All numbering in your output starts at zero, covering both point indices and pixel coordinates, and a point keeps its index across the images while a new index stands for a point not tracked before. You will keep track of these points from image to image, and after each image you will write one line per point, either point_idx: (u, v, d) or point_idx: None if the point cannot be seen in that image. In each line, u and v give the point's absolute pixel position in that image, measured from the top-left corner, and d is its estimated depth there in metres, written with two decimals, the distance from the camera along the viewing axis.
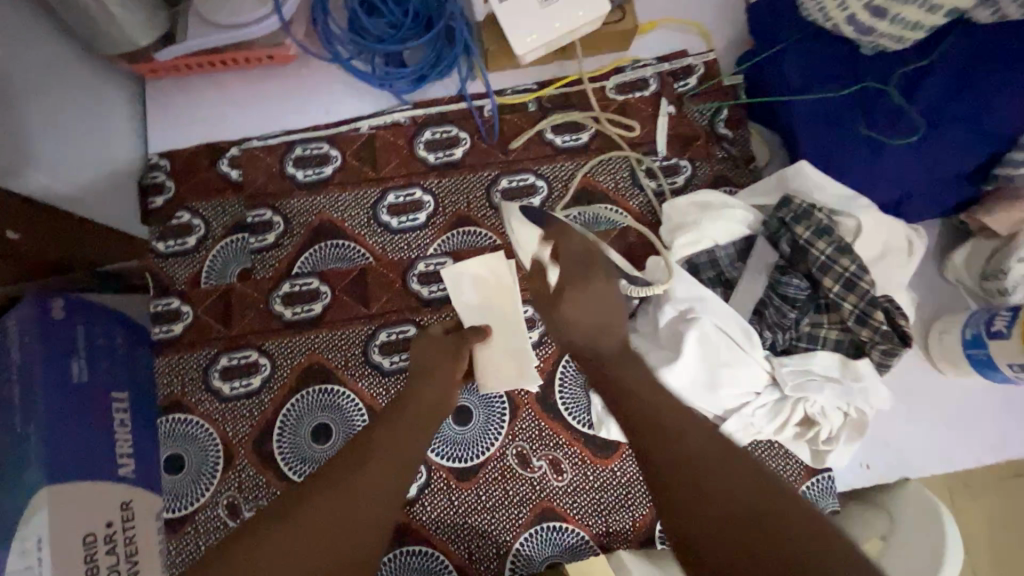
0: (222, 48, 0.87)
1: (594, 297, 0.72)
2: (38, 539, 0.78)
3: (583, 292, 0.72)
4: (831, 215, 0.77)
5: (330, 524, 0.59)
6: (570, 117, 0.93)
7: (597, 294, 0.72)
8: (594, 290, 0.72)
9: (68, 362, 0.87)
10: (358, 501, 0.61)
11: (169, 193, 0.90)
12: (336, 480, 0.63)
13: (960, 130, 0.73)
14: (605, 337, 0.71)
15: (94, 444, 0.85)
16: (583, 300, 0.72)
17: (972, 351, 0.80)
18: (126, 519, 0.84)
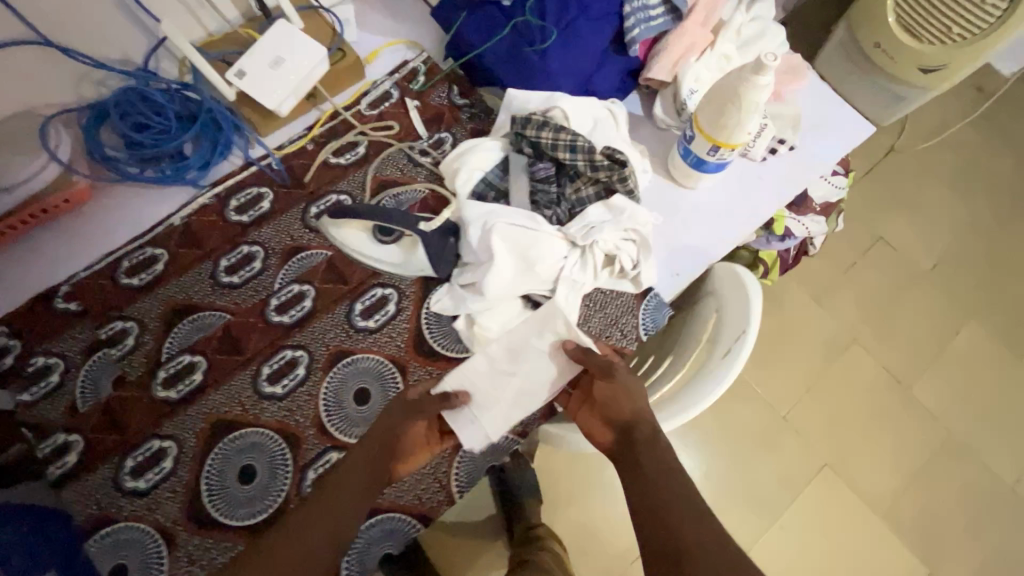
0: (17, 209, 0.98)
1: (638, 394, 0.87)
2: None
3: (624, 386, 0.88)
4: (544, 113, 1.01)
5: (299, 553, 0.73)
6: (343, 140, 1.13)
7: (638, 389, 0.87)
8: (632, 387, 0.88)
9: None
10: (313, 535, 0.75)
11: (15, 348, 0.95)
12: (325, 516, 0.77)
13: (584, 23, 1.01)
14: (635, 415, 0.85)
15: None
16: (627, 396, 0.87)
17: (687, 159, 1.07)
18: None
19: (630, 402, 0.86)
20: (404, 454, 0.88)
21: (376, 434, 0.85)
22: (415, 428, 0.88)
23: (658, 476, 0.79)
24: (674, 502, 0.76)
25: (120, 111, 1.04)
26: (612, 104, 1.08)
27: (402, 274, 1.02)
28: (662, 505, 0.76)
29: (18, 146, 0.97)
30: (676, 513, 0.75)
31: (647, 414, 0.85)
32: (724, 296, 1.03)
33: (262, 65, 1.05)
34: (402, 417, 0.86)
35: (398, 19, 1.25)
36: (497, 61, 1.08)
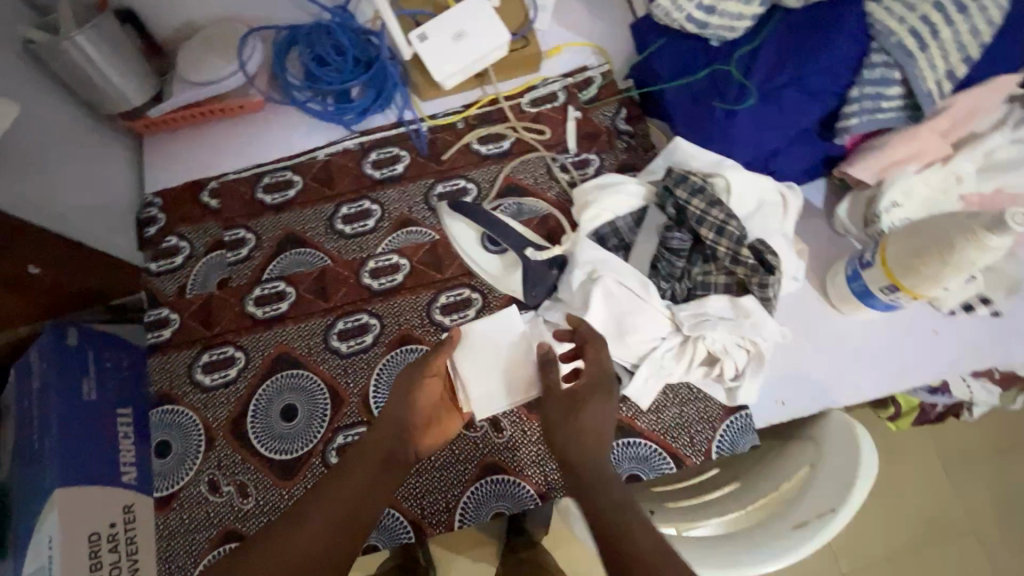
0: (200, 102, 1.07)
1: (599, 414, 0.74)
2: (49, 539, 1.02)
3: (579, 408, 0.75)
4: (705, 177, 0.89)
5: (323, 512, 0.71)
6: (492, 129, 1.09)
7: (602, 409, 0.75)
8: (596, 403, 0.75)
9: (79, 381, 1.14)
10: (322, 520, 0.70)
11: (159, 223, 1.08)
12: (339, 485, 0.74)
13: (795, 93, 0.85)
14: (589, 437, 0.72)
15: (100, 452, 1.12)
16: (580, 421, 0.74)
17: (853, 284, 0.89)
18: (126, 520, 1.11)
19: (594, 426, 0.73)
20: (427, 429, 0.84)
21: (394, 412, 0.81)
22: (431, 395, 0.84)
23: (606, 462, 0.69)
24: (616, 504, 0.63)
25: (310, 41, 1.10)
26: (789, 190, 0.92)
27: (494, 286, 0.99)
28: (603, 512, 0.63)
29: (219, 46, 1.06)
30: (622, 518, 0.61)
31: (599, 437, 0.73)
32: (828, 449, 0.87)
33: (445, 34, 1.04)
34: (415, 386, 0.82)
35: (594, 20, 1.17)
36: (677, 102, 0.95)
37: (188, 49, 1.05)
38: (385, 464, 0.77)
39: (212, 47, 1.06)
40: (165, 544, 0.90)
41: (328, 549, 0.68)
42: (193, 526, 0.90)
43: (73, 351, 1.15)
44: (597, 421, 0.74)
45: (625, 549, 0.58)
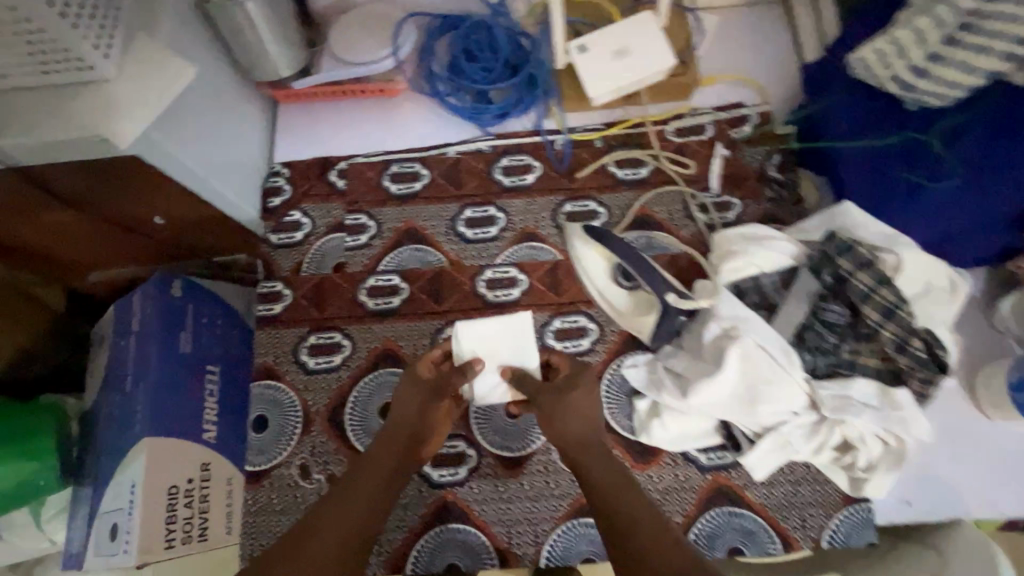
0: (344, 81, 1.05)
1: (580, 411, 0.80)
2: (134, 482, 1.02)
3: (557, 405, 0.80)
4: (873, 250, 0.83)
5: (343, 515, 0.73)
6: (632, 154, 1.04)
7: (583, 406, 0.80)
8: (574, 403, 0.80)
9: (177, 333, 1.12)
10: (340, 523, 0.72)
11: (284, 194, 1.07)
12: (346, 493, 0.75)
13: (1004, 179, 0.77)
14: (573, 431, 0.79)
15: (186, 409, 1.09)
16: (562, 416, 0.79)
17: (1018, 395, 0.82)
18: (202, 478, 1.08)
19: (577, 419, 0.79)
20: (430, 439, 0.83)
21: (400, 430, 0.80)
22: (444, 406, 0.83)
23: (597, 453, 0.78)
24: (617, 494, 0.74)
25: (463, 35, 1.07)
26: (959, 279, 0.84)
27: (613, 319, 0.95)
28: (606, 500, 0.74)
29: (375, 28, 1.04)
30: (626, 511, 0.72)
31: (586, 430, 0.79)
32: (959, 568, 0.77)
33: (607, 50, 0.99)
34: (416, 397, 0.81)
35: (754, 56, 1.11)
36: (852, 162, 0.89)
37: (343, 27, 1.04)
38: (390, 473, 0.78)
39: (367, 27, 1.04)
40: (252, 519, 0.90)
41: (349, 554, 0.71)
42: (280, 507, 0.90)
43: (174, 303, 1.14)
44: (579, 414, 0.80)
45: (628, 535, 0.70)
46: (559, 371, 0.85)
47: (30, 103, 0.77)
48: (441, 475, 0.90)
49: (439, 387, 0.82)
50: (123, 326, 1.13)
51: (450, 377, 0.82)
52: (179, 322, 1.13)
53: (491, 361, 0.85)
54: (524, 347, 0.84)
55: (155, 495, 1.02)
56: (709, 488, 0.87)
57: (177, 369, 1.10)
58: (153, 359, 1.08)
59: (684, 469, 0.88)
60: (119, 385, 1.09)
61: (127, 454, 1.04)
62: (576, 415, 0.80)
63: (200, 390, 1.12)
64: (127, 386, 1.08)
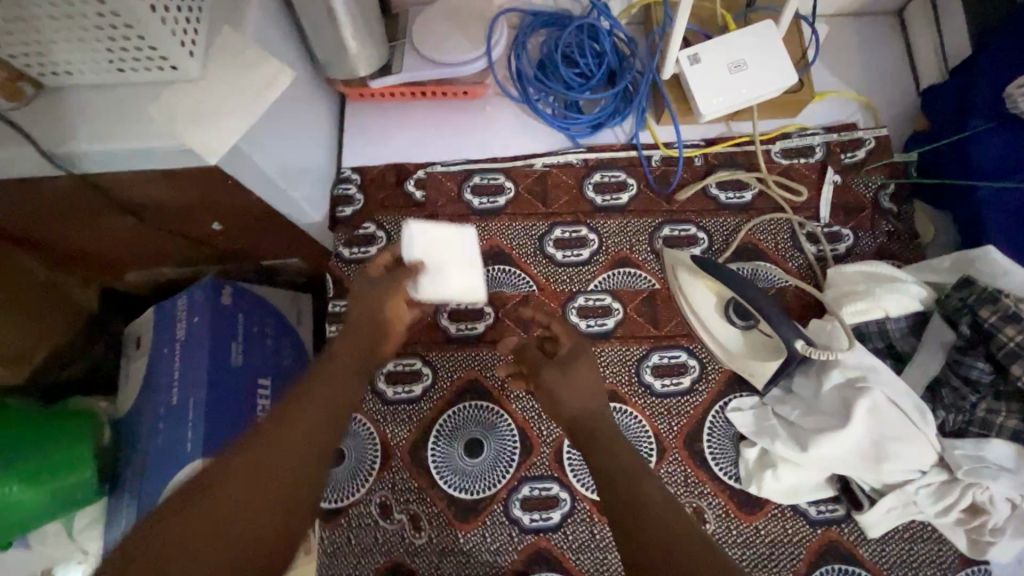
0: (426, 82, 0.95)
1: (586, 386, 0.71)
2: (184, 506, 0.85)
3: (561, 378, 0.72)
4: (1018, 302, 0.77)
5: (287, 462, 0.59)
6: (736, 175, 0.96)
7: (588, 382, 0.72)
8: (576, 373, 0.72)
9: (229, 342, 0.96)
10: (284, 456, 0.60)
11: (355, 205, 0.99)
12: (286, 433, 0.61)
13: None
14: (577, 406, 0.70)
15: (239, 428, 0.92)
16: (565, 392, 0.71)
17: None
18: None
19: (584, 395, 0.71)
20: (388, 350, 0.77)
21: (361, 342, 0.73)
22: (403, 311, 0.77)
23: (606, 433, 0.68)
24: (621, 471, 0.63)
25: (558, 34, 0.97)
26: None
27: (717, 357, 0.89)
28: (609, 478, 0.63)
29: (463, 24, 0.93)
30: (633, 483, 0.61)
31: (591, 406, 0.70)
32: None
33: (722, 62, 0.90)
34: (373, 296, 0.75)
35: (865, 73, 1.03)
36: (994, 204, 0.84)
37: (428, 20, 0.93)
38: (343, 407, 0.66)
39: (454, 21, 0.93)
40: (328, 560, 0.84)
41: (296, 499, 0.58)
42: (359, 549, 0.84)
43: (224, 310, 0.97)
44: (584, 389, 0.71)
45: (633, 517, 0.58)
46: (562, 339, 0.76)
47: (109, 103, 0.68)
48: (533, 518, 0.85)
49: (391, 281, 0.76)
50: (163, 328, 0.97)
51: (402, 280, 0.76)
52: (231, 329, 0.97)
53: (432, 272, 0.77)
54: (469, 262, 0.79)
55: None
56: (820, 543, 0.82)
57: (229, 380, 0.94)
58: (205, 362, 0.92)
59: (793, 521, 0.83)
60: (162, 393, 0.93)
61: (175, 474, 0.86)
62: (581, 387, 0.71)
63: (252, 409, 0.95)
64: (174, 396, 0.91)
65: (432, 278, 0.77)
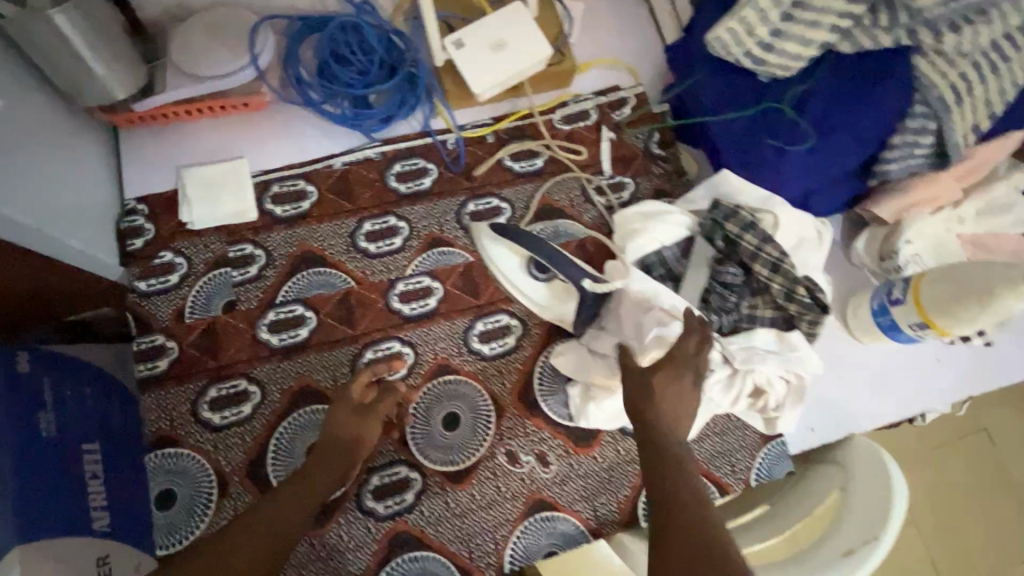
0: (199, 98, 0.94)
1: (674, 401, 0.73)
2: None
3: (655, 404, 0.72)
4: (754, 212, 0.90)
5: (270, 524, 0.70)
6: (525, 145, 1.04)
7: (676, 397, 0.74)
8: (673, 392, 0.73)
9: (36, 413, 0.86)
10: (265, 530, 0.69)
11: (147, 235, 0.93)
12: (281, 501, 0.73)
13: (845, 136, 0.87)
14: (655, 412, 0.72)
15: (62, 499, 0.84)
16: (656, 412, 0.72)
17: (880, 318, 0.95)
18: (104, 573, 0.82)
19: (674, 413, 0.72)
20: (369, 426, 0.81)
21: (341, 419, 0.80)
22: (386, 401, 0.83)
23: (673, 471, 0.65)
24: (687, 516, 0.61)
25: (330, 36, 0.99)
26: (824, 225, 0.96)
27: (534, 313, 0.95)
28: (658, 476, 0.66)
29: (225, 37, 0.93)
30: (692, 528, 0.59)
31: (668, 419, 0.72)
32: (857, 477, 0.91)
33: (483, 44, 0.98)
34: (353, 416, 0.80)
35: (623, 39, 1.15)
36: (724, 134, 0.95)
37: (185, 37, 0.92)
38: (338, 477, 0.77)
39: (213, 35, 0.93)
40: None
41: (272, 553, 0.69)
42: None
43: (24, 380, 0.87)
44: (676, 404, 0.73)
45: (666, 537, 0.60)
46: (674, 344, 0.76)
47: None
48: (388, 505, 0.86)
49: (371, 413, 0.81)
50: None
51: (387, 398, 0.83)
52: (36, 399, 0.87)
53: (203, 199, 0.95)
54: (235, 187, 0.96)
55: None
56: None
57: (44, 454, 0.84)
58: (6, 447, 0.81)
59: (623, 444, 0.92)
60: None
61: None
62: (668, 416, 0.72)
63: (79, 475, 0.87)
64: None
65: (202, 206, 0.94)
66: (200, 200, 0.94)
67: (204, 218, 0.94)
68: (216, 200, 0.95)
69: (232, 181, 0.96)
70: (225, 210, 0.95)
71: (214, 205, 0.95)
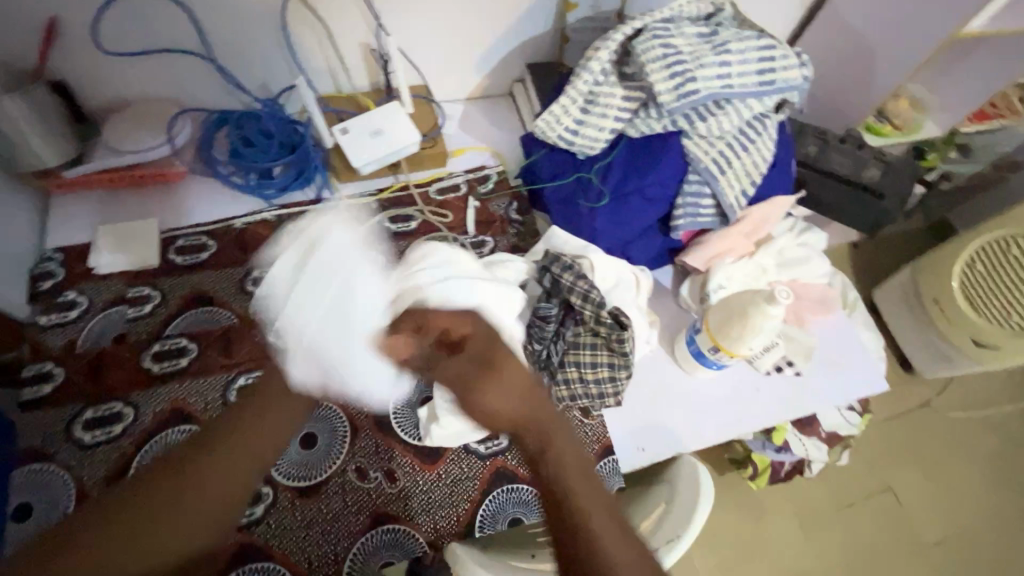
0: (120, 168, 1.14)
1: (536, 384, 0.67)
2: None
3: (501, 391, 0.65)
4: (575, 258, 1.09)
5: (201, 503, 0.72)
6: (401, 211, 1.25)
7: (518, 371, 0.66)
8: (513, 374, 0.66)
9: None
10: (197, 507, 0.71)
11: (57, 277, 1.08)
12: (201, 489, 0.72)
13: (639, 199, 1.11)
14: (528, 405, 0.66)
15: None
16: (500, 403, 0.65)
17: (690, 347, 1.10)
18: None
19: (523, 385, 0.66)
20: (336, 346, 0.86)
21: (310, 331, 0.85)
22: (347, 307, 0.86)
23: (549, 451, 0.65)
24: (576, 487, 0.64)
25: (238, 124, 1.22)
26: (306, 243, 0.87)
27: None
28: (542, 456, 0.66)
29: (152, 122, 1.16)
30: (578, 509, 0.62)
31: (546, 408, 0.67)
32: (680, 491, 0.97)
33: (364, 131, 1.22)
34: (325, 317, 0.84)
35: (494, 133, 1.42)
36: (553, 199, 1.18)
37: (118, 122, 1.15)
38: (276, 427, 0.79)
39: (142, 121, 1.16)
40: None
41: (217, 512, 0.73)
42: None
43: None
44: (514, 390, 0.66)
45: (578, 534, 0.61)
46: (454, 327, 0.72)
47: None
48: None
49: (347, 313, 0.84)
50: None
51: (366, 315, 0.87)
52: None
53: (109, 248, 1.11)
54: (143, 240, 1.12)
55: None
56: (489, 471, 1.01)
57: None
58: None
59: (467, 461, 1.02)
60: None
61: None
62: (524, 388, 0.66)
63: None
64: None
65: (110, 253, 1.10)
66: (108, 249, 1.10)
67: (108, 262, 1.09)
68: (124, 248, 1.11)
69: (141, 235, 1.13)
70: (129, 254, 1.11)
71: (119, 253, 1.10)
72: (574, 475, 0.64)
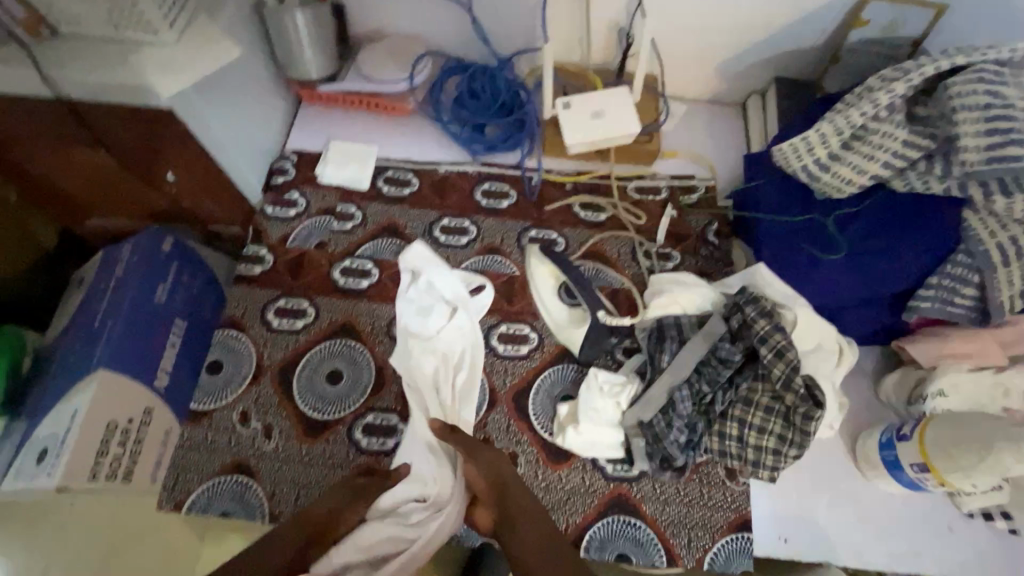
0: (361, 93, 1.23)
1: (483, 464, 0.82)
2: (73, 414, 1.01)
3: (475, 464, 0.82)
4: (775, 306, 0.96)
5: None
6: (595, 200, 1.20)
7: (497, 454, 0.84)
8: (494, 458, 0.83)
9: (157, 284, 1.12)
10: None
11: (288, 176, 1.21)
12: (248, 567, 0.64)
13: (881, 263, 0.94)
14: (484, 486, 0.81)
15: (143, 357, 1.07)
16: (482, 468, 0.81)
17: (885, 452, 0.93)
18: (143, 422, 1.06)
19: (500, 460, 0.83)
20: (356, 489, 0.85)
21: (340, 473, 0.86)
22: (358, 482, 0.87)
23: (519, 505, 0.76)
24: (542, 536, 0.71)
25: (471, 76, 1.25)
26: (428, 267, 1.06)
27: (553, 332, 1.06)
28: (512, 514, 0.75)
29: (399, 58, 1.23)
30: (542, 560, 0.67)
31: (500, 475, 0.81)
32: None
33: (585, 110, 1.18)
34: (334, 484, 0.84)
35: (712, 143, 1.30)
36: (770, 233, 1.03)
37: (372, 50, 1.24)
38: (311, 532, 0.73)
39: (391, 55, 1.24)
40: (183, 451, 0.97)
41: None
42: (213, 446, 0.97)
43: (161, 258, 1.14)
44: (491, 469, 0.82)
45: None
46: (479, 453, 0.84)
47: (97, 54, 0.90)
48: (371, 442, 0.98)
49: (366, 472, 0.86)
50: (111, 260, 1.17)
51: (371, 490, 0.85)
52: (161, 274, 1.13)
53: (332, 162, 1.21)
54: (362, 163, 1.21)
55: (93, 431, 1.00)
56: (609, 495, 0.95)
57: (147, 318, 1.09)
58: (128, 300, 1.08)
59: (591, 474, 0.97)
60: (93, 312, 1.12)
61: (81, 383, 1.04)
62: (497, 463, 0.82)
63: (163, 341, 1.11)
64: (92, 321, 1.10)
65: (334, 167, 1.20)
66: (333, 162, 1.21)
67: (328, 173, 1.20)
68: (344, 165, 1.21)
69: (360, 158, 1.22)
70: (347, 175, 1.20)
71: (339, 169, 1.20)
72: (538, 535, 0.71)
